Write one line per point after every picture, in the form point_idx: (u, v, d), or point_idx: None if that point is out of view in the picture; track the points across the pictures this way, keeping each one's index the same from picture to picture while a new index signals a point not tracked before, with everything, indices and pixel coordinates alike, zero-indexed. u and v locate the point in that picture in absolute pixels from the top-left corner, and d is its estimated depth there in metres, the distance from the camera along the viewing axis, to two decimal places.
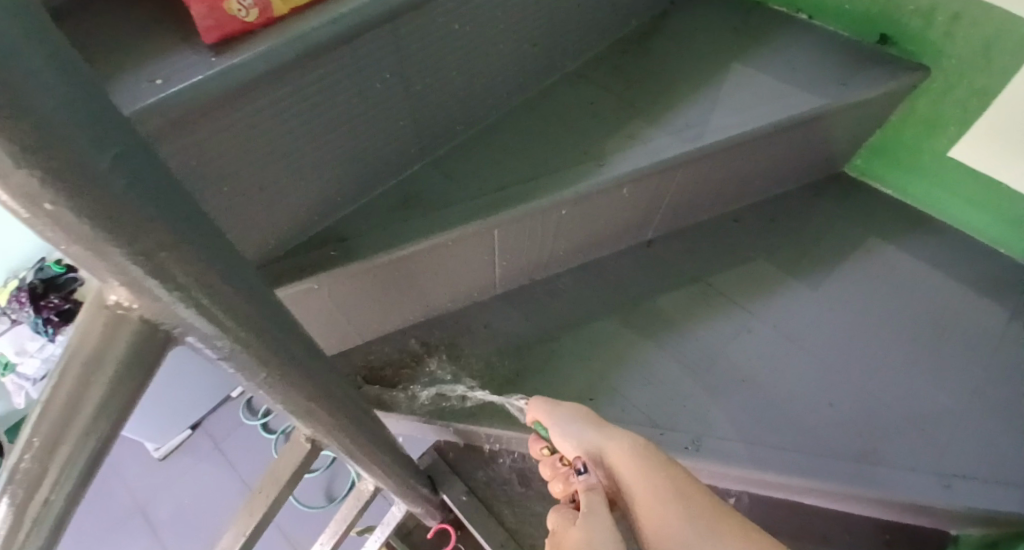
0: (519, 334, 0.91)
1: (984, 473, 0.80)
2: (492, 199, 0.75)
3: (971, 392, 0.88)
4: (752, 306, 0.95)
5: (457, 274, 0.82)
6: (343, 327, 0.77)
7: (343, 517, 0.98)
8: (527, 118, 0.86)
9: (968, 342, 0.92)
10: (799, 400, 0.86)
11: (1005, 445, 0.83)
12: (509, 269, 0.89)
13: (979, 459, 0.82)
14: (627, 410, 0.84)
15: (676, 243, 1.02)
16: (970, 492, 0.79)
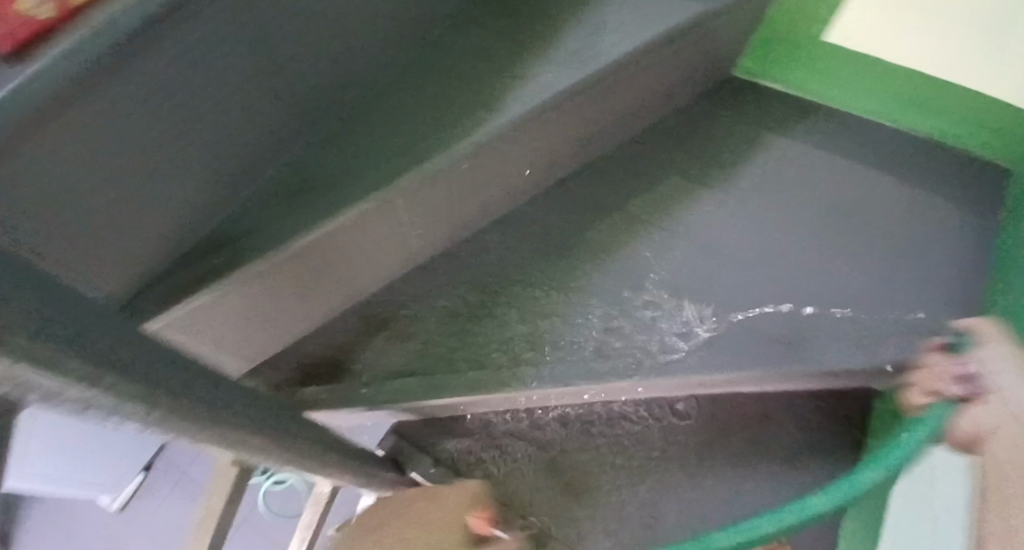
0: (452, 298, 1.01)
1: (891, 330, 0.92)
2: (387, 169, 0.74)
3: (872, 261, 0.97)
4: (673, 219, 1.02)
5: (372, 251, 0.83)
6: (261, 320, 0.83)
7: (308, 522, 0.97)
8: (408, 79, 0.82)
9: (866, 221, 1.00)
10: (728, 310, 0.95)
11: (906, 300, 0.94)
12: (427, 236, 0.89)
13: (884, 319, 0.93)
14: (569, 348, 0.97)
15: (589, 178, 1.06)
16: (884, 351, 0.90)
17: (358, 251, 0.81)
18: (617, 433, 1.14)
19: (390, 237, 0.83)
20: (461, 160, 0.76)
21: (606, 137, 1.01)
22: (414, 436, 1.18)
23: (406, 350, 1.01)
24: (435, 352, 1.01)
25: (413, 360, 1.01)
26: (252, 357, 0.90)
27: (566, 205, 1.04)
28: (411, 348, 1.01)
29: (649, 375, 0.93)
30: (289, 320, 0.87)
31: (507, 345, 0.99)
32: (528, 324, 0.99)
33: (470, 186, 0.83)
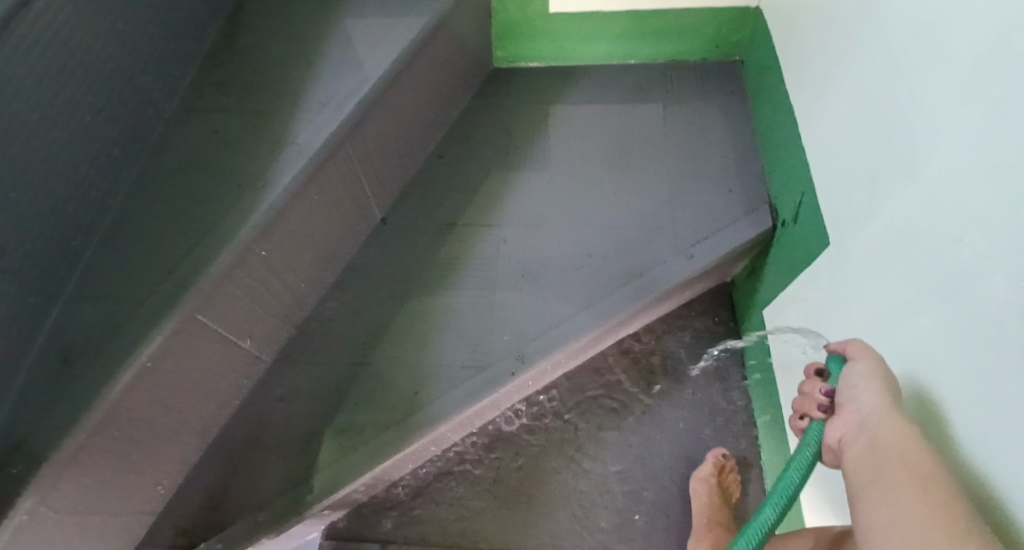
0: (321, 380, 0.95)
1: (705, 230, 0.98)
2: (169, 288, 0.67)
3: (670, 177, 1.04)
4: (495, 212, 1.05)
5: (205, 375, 0.75)
6: (105, 505, 0.72)
7: None
8: (162, 186, 0.75)
9: (651, 145, 1.08)
10: (575, 273, 0.99)
11: (712, 197, 1.01)
12: (263, 333, 0.82)
13: (703, 222, 0.99)
14: (450, 375, 0.94)
15: (405, 208, 1.05)
16: (706, 249, 0.97)
17: (187, 383, 0.73)
18: (538, 430, 1.13)
19: (217, 353, 0.74)
20: (246, 247, 0.70)
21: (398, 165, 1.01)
22: (346, 532, 1.10)
23: (286, 458, 0.92)
24: (318, 444, 0.92)
25: (296, 466, 0.91)
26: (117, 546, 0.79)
27: (391, 243, 1.02)
28: (291, 453, 0.92)
29: (530, 365, 0.92)
30: (143, 492, 0.77)
31: (388, 403, 0.93)
32: (403, 373, 0.95)
33: (277, 268, 0.77)
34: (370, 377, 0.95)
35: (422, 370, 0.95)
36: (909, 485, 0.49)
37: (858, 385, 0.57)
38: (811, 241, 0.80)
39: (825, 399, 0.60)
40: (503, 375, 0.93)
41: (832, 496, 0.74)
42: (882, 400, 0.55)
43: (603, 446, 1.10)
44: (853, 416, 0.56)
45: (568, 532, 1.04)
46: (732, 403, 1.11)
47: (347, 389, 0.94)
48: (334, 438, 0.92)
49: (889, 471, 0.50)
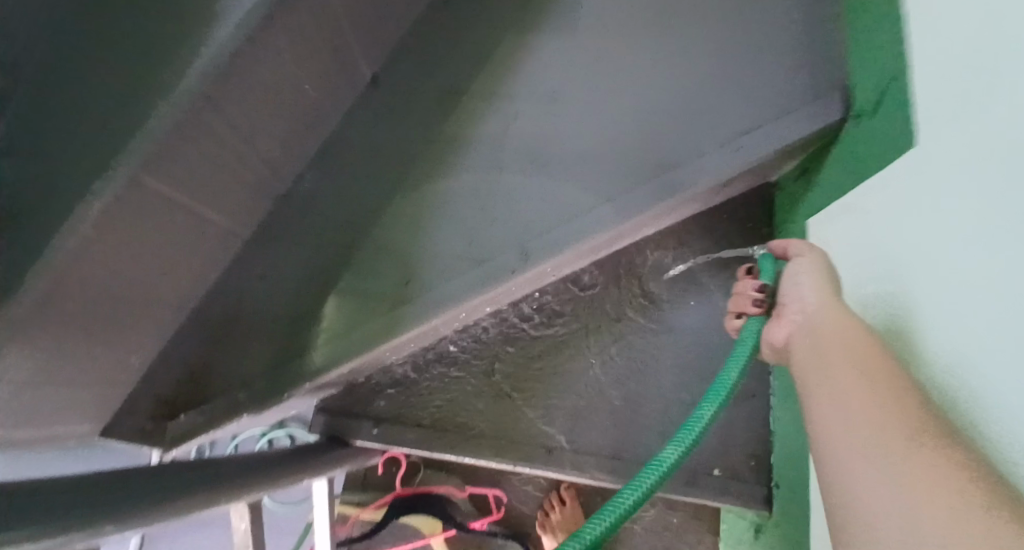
0: (310, 258, 0.93)
1: (756, 116, 0.83)
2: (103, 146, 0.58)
3: (717, 50, 0.88)
4: (508, 89, 0.96)
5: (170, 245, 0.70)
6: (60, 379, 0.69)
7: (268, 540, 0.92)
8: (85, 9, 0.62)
9: (696, 10, 0.91)
10: (586, 169, 0.89)
11: (769, 73, 0.84)
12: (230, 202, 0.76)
13: (756, 108, 0.83)
14: (445, 266, 0.90)
15: (400, 68, 0.99)
16: (758, 142, 0.80)
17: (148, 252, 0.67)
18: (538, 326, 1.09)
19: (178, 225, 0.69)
20: (197, 96, 0.60)
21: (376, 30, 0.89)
22: (342, 408, 1.11)
23: (269, 339, 0.91)
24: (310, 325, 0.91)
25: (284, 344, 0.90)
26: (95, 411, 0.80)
27: (383, 113, 0.97)
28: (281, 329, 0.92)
29: (535, 262, 0.85)
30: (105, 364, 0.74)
31: (375, 289, 0.91)
32: (393, 265, 0.92)
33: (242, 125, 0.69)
34: (363, 260, 0.93)
35: (412, 259, 0.91)
36: (854, 374, 0.47)
37: (801, 282, 0.59)
38: (879, 152, 0.65)
39: (758, 294, 0.62)
40: (504, 270, 0.87)
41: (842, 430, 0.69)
42: (826, 299, 0.56)
43: (602, 348, 1.06)
44: (795, 313, 0.57)
45: (557, 425, 1.04)
46: None
47: (337, 266, 0.93)
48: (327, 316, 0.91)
49: (836, 367, 0.49)
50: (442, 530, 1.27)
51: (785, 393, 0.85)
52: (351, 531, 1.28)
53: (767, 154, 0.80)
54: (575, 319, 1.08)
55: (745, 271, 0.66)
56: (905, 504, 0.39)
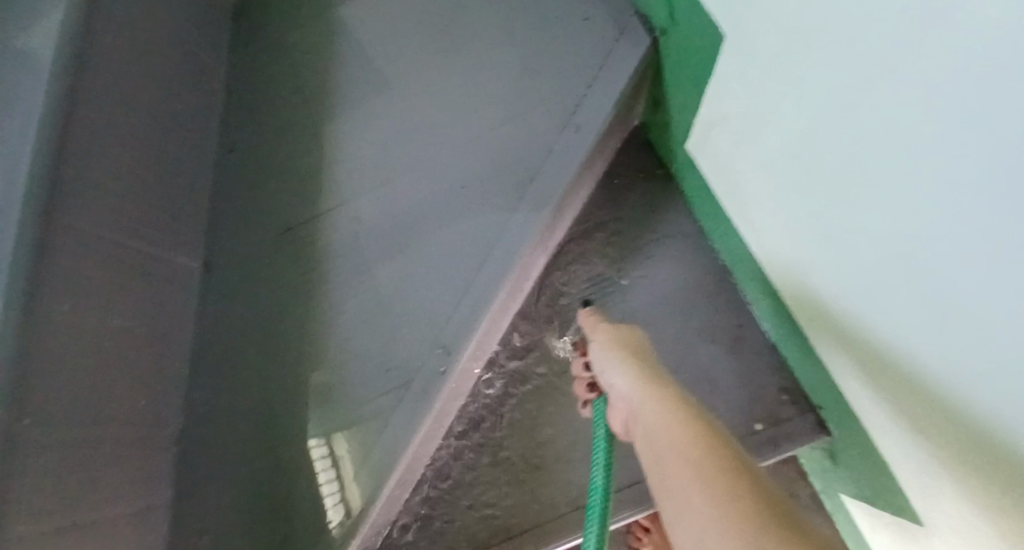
0: (240, 467, 0.83)
1: (583, 90, 0.83)
2: None
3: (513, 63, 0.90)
4: (343, 190, 0.93)
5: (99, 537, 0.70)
6: None
7: None
8: None
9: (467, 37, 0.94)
10: (443, 256, 0.84)
11: (565, 61, 0.86)
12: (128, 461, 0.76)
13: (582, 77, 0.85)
14: (368, 405, 0.81)
15: (226, 245, 0.96)
16: (589, 114, 0.82)
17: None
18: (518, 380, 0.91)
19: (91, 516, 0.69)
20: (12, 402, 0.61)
21: (125, 242, 0.81)
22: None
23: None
24: (274, 535, 0.79)
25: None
26: None
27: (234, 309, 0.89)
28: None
29: (458, 351, 0.78)
30: None
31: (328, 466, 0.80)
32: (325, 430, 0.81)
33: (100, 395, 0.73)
34: (292, 437, 0.82)
35: (336, 410, 0.82)
36: (680, 458, 0.47)
37: (606, 363, 0.64)
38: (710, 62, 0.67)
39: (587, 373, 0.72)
40: (433, 376, 0.79)
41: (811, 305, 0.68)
42: (626, 367, 0.61)
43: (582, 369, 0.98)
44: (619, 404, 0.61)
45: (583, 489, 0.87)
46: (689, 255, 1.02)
47: (272, 458, 0.82)
48: (292, 513, 0.79)
49: (664, 460, 0.48)
50: None
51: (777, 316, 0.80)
52: None
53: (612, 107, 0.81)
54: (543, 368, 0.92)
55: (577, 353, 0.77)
56: (693, 514, 0.41)
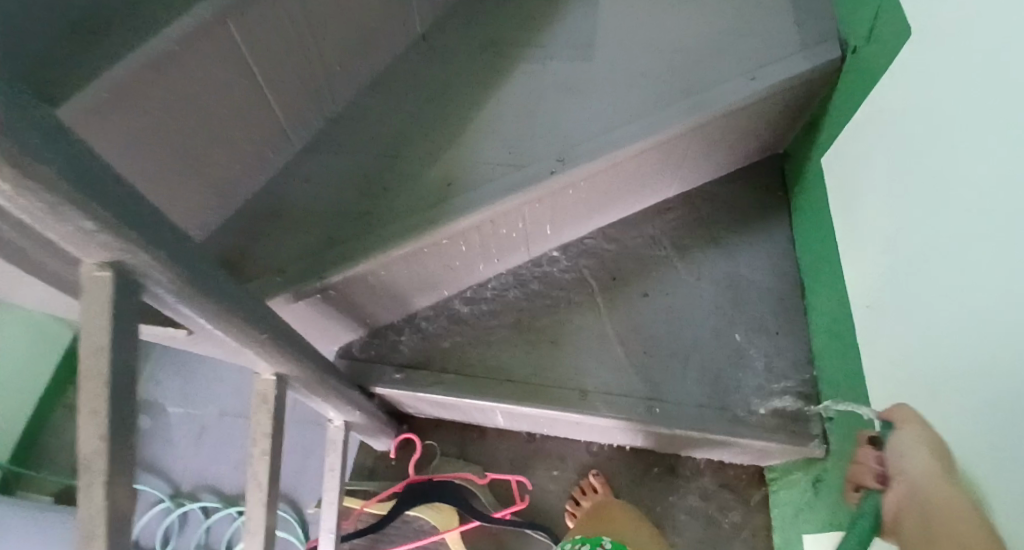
0: (359, 166, 0.97)
1: (770, 56, 1.03)
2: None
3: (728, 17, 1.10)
4: (545, 40, 1.13)
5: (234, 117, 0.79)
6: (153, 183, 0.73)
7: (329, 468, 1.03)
8: None
9: None
10: (614, 110, 1.03)
11: (754, 28, 1.07)
12: (288, 100, 0.88)
13: (763, 52, 1.04)
14: (486, 170, 0.97)
15: (447, 30, 1.13)
16: (770, 72, 1.01)
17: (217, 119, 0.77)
18: (574, 270, 1.18)
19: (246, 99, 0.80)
20: None
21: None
22: (366, 355, 1.11)
23: (311, 230, 0.91)
24: (370, 206, 0.94)
25: (327, 233, 0.90)
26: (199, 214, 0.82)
27: (429, 55, 1.10)
28: (327, 213, 0.92)
29: (572, 165, 0.96)
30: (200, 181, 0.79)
31: (424, 191, 0.95)
32: (436, 170, 0.97)
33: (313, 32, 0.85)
34: (403, 165, 0.97)
35: (458, 164, 0.98)
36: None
37: (906, 451, 0.68)
38: (875, 74, 0.92)
39: (878, 467, 0.72)
40: (542, 174, 0.96)
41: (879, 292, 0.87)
42: (930, 467, 0.65)
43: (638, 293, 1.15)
44: (904, 484, 0.67)
45: (594, 371, 1.09)
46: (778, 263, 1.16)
47: (388, 171, 0.97)
48: (368, 206, 0.94)
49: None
50: (460, 524, 1.23)
51: (831, 321, 1.01)
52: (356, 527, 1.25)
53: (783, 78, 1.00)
54: (606, 269, 1.18)
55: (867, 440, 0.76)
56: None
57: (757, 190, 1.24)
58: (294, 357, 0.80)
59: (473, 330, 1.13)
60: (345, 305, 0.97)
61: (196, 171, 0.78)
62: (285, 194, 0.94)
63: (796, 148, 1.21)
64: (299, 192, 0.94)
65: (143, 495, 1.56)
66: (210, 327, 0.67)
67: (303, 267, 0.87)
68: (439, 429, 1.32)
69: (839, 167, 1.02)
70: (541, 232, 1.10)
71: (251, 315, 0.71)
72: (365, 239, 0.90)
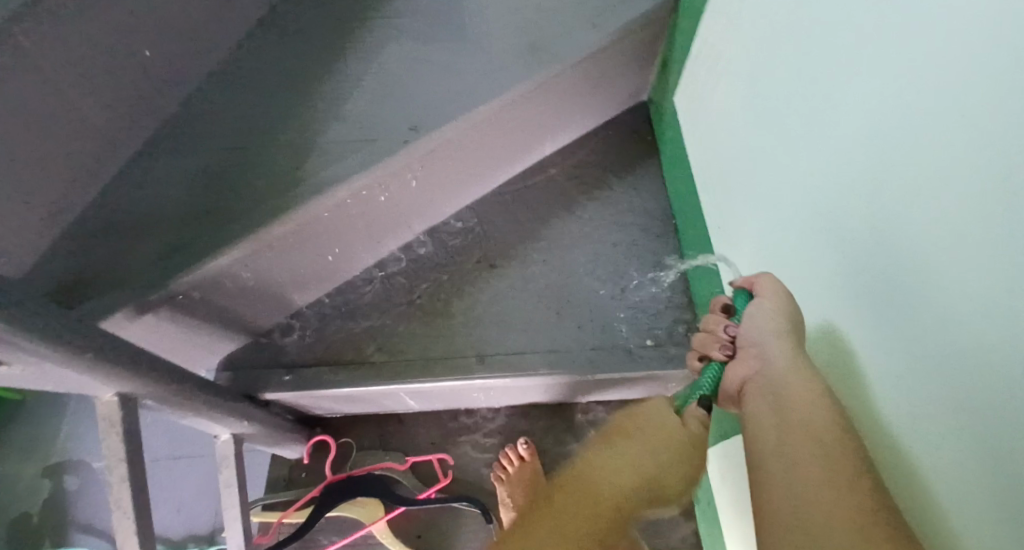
0: (201, 166, 0.93)
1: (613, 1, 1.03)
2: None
3: None
4: (385, 10, 1.10)
5: (54, 135, 0.73)
6: None
7: (226, 483, 0.98)
8: None
9: None
10: (457, 72, 1.01)
11: None
12: (109, 110, 0.82)
13: None
14: (335, 150, 0.94)
15: (283, 14, 1.09)
16: (613, 19, 1.01)
17: (29, 139, 0.70)
18: (459, 242, 1.17)
19: (61, 117, 0.73)
20: None
21: None
22: (250, 361, 1.07)
23: (157, 236, 0.86)
24: (213, 204, 0.89)
25: (170, 237, 0.86)
26: (32, 241, 0.75)
27: (267, 41, 1.05)
28: (166, 219, 0.87)
29: (425, 133, 0.94)
30: (28, 205, 0.72)
31: (275, 181, 0.91)
32: (287, 158, 0.94)
33: (125, 35, 0.79)
34: (244, 161, 0.94)
35: (306, 148, 0.95)
36: (802, 441, 0.56)
37: (757, 316, 0.67)
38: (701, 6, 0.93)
39: (729, 337, 0.70)
40: (395, 144, 0.94)
41: (732, 213, 0.90)
42: (784, 341, 0.65)
43: (525, 254, 1.15)
44: (755, 358, 0.66)
45: (489, 336, 1.08)
46: (647, 202, 1.19)
47: (231, 168, 0.93)
48: (212, 208, 0.89)
49: (793, 427, 0.57)
50: (385, 513, 1.22)
51: (699, 249, 1.04)
52: (277, 537, 1.22)
53: (627, 21, 1.01)
54: (489, 234, 1.17)
55: (722, 307, 0.74)
56: (799, 478, 0.53)
57: (626, 136, 1.26)
58: (148, 376, 0.74)
59: (363, 318, 1.11)
60: (210, 312, 0.92)
61: (14, 202, 0.70)
62: (116, 204, 0.87)
63: (657, 87, 1.21)
64: (131, 201, 0.88)
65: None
66: (28, 356, 0.61)
67: (149, 278, 0.82)
68: (355, 426, 1.30)
69: (694, 106, 1.03)
70: (417, 207, 1.08)
71: (87, 338, 0.66)
72: (212, 237, 0.85)
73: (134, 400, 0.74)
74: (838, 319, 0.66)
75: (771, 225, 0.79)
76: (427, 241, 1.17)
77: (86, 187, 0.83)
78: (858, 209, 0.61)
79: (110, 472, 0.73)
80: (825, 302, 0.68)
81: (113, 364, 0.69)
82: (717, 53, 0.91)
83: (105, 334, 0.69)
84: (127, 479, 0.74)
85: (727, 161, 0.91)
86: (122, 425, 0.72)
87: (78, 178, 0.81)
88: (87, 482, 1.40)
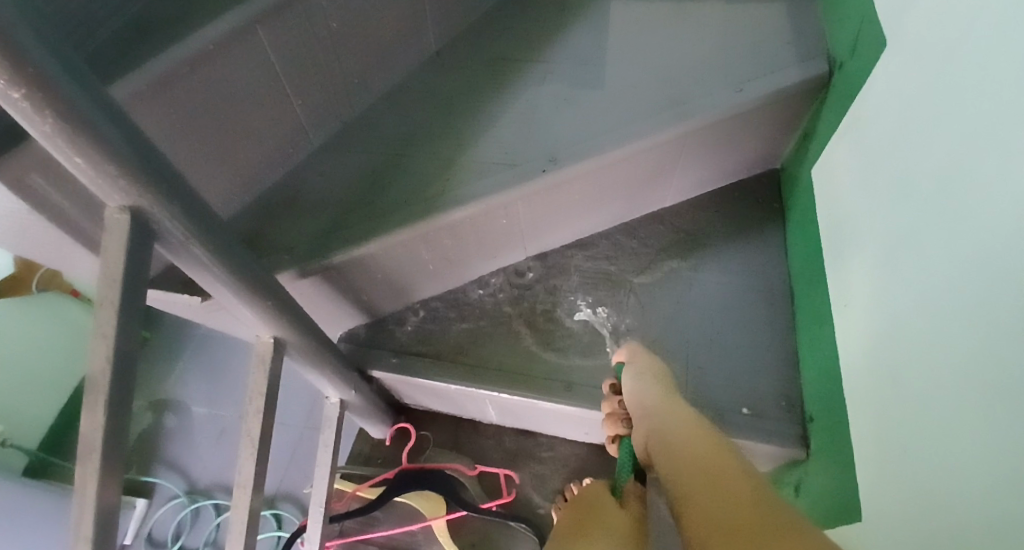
0: (367, 164, 1.07)
1: (760, 72, 1.09)
2: None
3: (721, 35, 1.17)
4: (545, 56, 1.22)
5: (268, 113, 0.88)
6: (202, 165, 0.81)
7: (325, 443, 1.09)
8: None
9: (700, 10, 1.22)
10: (602, 116, 1.10)
11: (741, 44, 1.14)
12: (310, 104, 0.97)
13: (755, 68, 1.10)
14: (483, 168, 1.05)
15: (458, 47, 1.23)
16: (756, 87, 1.08)
17: (250, 112, 0.84)
18: (569, 270, 1.24)
19: (274, 98, 0.88)
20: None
21: None
22: (365, 339, 1.19)
23: (319, 214, 0.99)
24: (370, 197, 1.03)
25: (330, 218, 0.99)
26: (228, 193, 0.89)
27: (440, 67, 1.20)
28: (330, 203, 1.01)
29: (561, 164, 1.04)
30: (234, 161, 0.87)
31: (423, 183, 1.04)
32: (442, 168, 1.06)
33: (336, 45, 0.94)
34: (404, 165, 1.07)
35: (457, 162, 1.07)
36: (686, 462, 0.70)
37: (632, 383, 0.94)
38: (856, 86, 0.96)
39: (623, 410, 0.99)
40: (534, 171, 1.04)
41: (852, 294, 0.92)
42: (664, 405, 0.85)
43: (630, 296, 1.21)
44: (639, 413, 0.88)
45: (580, 365, 1.14)
46: (763, 268, 1.22)
47: (392, 169, 1.06)
48: (372, 199, 1.02)
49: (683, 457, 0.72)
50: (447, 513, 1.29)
51: (814, 330, 1.05)
52: (348, 507, 1.31)
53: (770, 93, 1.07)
54: (603, 272, 1.24)
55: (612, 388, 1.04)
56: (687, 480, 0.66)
57: (751, 200, 1.30)
58: (297, 326, 0.86)
59: (470, 320, 1.20)
60: (348, 288, 1.05)
61: (227, 159, 0.85)
62: (295, 184, 1.02)
63: (793, 157, 1.24)
64: (307, 183, 1.03)
65: (158, 489, 1.50)
66: (221, 289, 0.74)
67: (307, 247, 0.96)
68: (435, 422, 1.39)
69: (828, 189, 1.05)
70: (538, 232, 1.17)
71: (262, 284, 0.78)
72: (368, 225, 0.98)
73: (282, 348, 0.86)
74: (943, 409, 0.67)
75: (888, 309, 0.81)
76: (541, 266, 1.25)
77: (276, 163, 0.98)
78: (979, 312, 0.63)
79: (249, 404, 0.85)
80: (936, 395, 0.68)
81: (275, 310, 0.81)
82: (860, 137, 0.94)
83: (277, 285, 0.82)
84: (261, 411, 0.85)
85: (853, 240, 0.93)
86: (268, 366, 0.84)
87: (274, 152, 0.95)
88: (184, 425, 1.56)
